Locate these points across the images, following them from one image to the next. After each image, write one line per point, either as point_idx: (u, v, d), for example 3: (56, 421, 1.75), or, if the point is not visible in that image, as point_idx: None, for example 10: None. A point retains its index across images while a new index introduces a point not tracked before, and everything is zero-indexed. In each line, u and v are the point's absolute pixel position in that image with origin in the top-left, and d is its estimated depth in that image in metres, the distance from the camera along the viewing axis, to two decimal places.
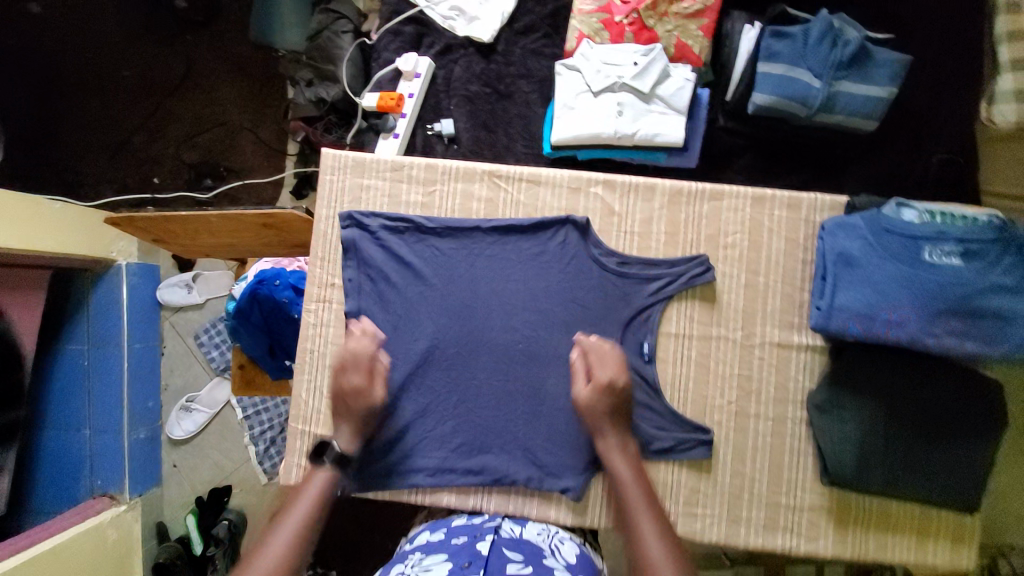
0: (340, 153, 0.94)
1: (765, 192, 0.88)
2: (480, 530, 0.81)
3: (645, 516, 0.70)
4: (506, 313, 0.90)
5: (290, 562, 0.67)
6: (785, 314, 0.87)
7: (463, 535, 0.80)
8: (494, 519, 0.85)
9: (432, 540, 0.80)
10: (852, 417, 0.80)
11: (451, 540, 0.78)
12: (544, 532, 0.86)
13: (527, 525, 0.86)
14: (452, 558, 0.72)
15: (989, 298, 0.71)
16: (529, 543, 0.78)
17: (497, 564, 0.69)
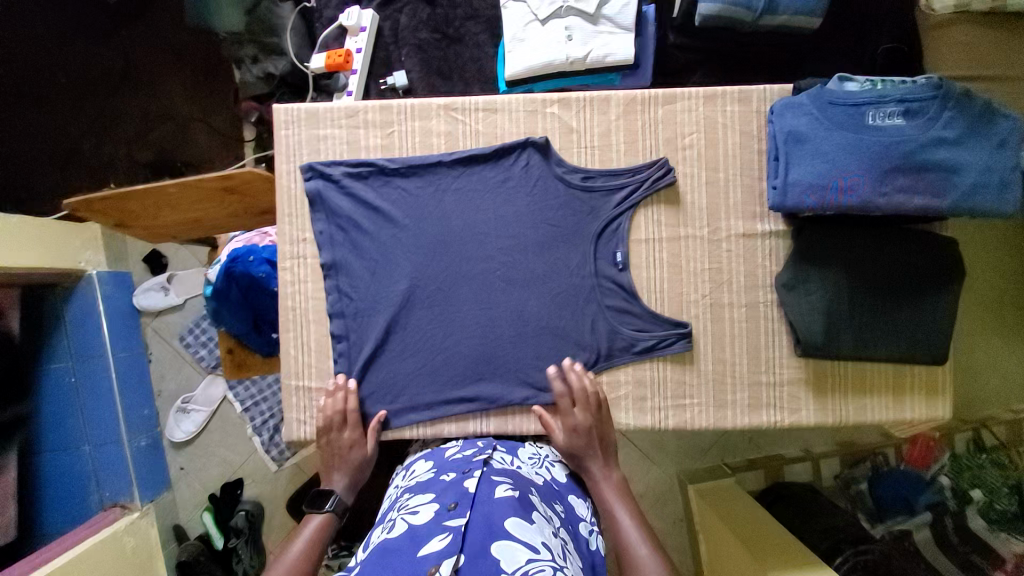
0: (292, 106, 0.94)
1: (715, 89, 0.90)
2: (468, 464, 0.80)
3: (621, 507, 0.78)
4: (480, 242, 0.91)
5: None
6: (748, 205, 0.90)
7: (452, 473, 0.79)
8: (484, 452, 0.82)
9: (422, 482, 0.79)
10: (817, 289, 0.85)
11: (439, 480, 0.77)
12: (536, 456, 0.87)
13: (518, 449, 0.86)
14: (440, 498, 0.70)
15: (930, 151, 0.75)
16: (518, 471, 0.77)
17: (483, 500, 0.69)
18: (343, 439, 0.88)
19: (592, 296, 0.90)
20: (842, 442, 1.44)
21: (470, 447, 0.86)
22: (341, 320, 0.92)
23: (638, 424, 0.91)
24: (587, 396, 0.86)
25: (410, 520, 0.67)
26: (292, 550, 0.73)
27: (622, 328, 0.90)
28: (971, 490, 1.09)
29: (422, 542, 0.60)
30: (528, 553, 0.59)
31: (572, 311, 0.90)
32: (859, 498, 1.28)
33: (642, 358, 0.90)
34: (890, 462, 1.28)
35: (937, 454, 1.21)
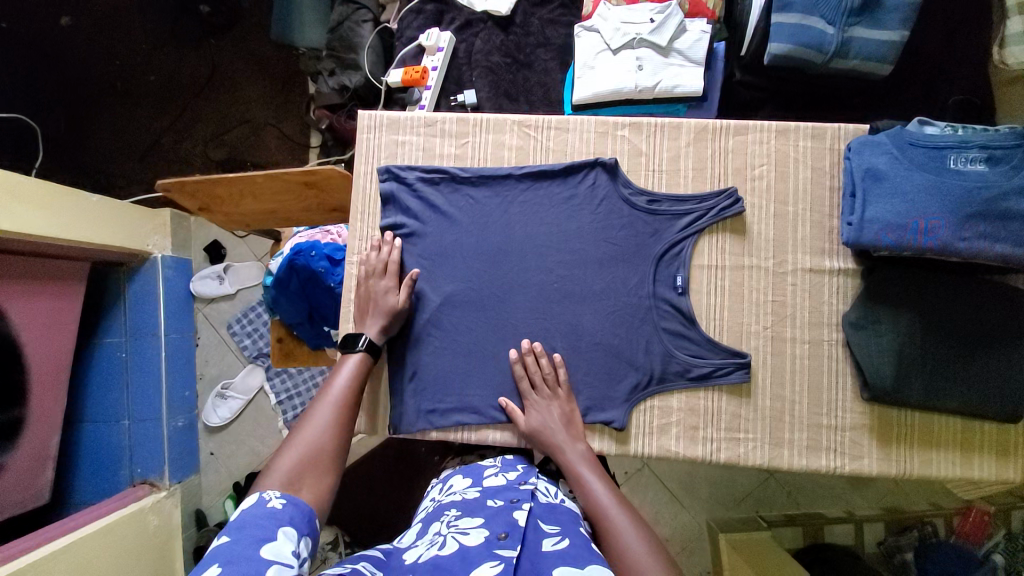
0: (375, 114, 0.99)
1: (789, 124, 0.91)
2: (515, 492, 0.76)
3: (588, 472, 0.78)
4: (541, 254, 0.93)
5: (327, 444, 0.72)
6: (816, 241, 0.89)
7: (498, 499, 0.75)
8: (529, 482, 0.80)
9: (467, 501, 0.75)
10: (888, 330, 0.82)
11: (485, 503, 0.74)
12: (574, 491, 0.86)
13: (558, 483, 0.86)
14: (488, 524, 0.67)
15: (1017, 200, 0.73)
16: (566, 513, 0.73)
17: (533, 541, 0.66)
18: (381, 285, 0.89)
19: (649, 318, 0.90)
20: (888, 506, 1.37)
21: (511, 470, 0.85)
22: None
23: (687, 453, 0.88)
24: (543, 376, 0.87)
25: (459, 540, 0.64)
26: (333, 389, 0.79)
27: (678, 353, 0.89)
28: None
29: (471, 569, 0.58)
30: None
31: (627, 330, 0.90)
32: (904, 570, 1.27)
33: (696, 385, 0.88)
34: (940, 534, 1.28)
35: (990, 529, 1.25)
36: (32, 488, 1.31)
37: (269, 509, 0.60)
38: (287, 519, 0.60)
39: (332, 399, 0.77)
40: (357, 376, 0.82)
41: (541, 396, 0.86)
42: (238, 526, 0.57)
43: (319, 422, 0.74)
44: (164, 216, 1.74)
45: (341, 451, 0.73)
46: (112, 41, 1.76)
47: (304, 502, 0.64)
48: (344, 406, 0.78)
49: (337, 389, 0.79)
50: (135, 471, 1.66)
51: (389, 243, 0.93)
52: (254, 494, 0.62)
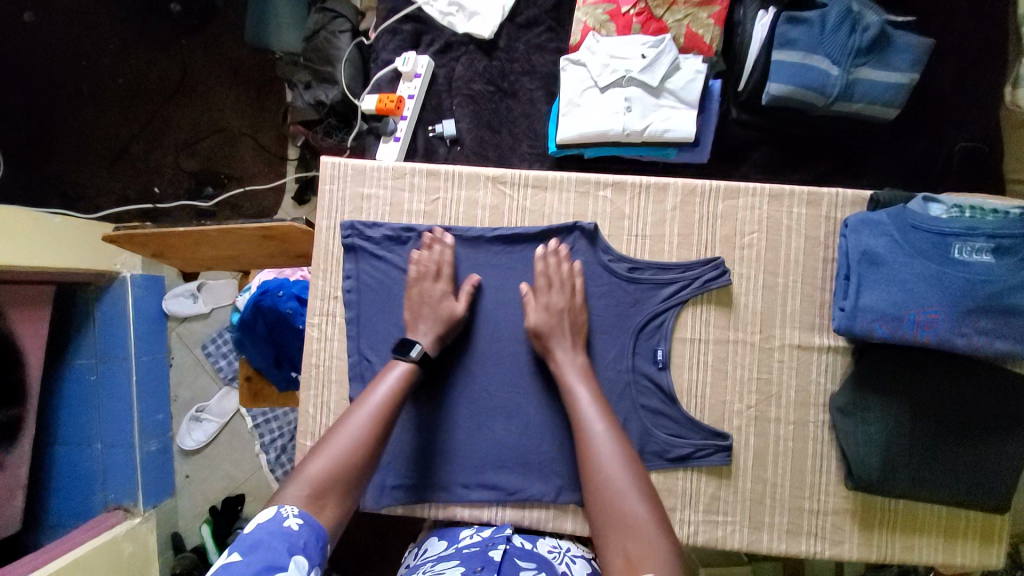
0: (339, 162, 0.91)
1: (783, 188, 0.84)
2: (491, 539, 0.79)
3: (585, 391, 0.74)
4: (514, 322, 0.87)
5: (357, 458, 0.65)
6: (806, 316, 0.84)
7: (474, 544, 0.78)
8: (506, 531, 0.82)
9: (442, 552, 0.77)
10: (877, 420, 0.78)
11: (460, 550, 0.77)
12: (557, 547, 0.82)
13: (539, 542, 0.83)
14: (464, 563, 0.71)
15: (1021, 296, 0.68)
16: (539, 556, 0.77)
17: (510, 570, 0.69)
18: (435, 290, 0.83)
19: (627, 394, 0.85)
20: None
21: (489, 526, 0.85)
22: (359, 384, 0.88)
23: None
24: (563, 278, 0.83)
25: None
26: (373, 399, 0.71)
27: (656, 433, 0.84)
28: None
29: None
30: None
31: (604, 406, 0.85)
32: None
33: (675, 466, 0.84)
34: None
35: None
36: (2, 517, 1.26)
37: (285, 531, 0.55)
38: (302, 547, 0.55)
39: (368, 409, 0.70)
40: (403, 388, 0.74)
41: (568, 347, 0.79)
42: (251, 545, 0.53)
43: (354, 432, 0.67)
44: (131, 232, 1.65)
45: (368, 468, 0.66)
46: (74, 45, 1.65)
47: (322, 523, 0.59)
48: (385, 421, 0.70)
49: (377, 397, 0.72)
50: (109, 496, 1.62)
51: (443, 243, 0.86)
52: (273, 507, 0.58)
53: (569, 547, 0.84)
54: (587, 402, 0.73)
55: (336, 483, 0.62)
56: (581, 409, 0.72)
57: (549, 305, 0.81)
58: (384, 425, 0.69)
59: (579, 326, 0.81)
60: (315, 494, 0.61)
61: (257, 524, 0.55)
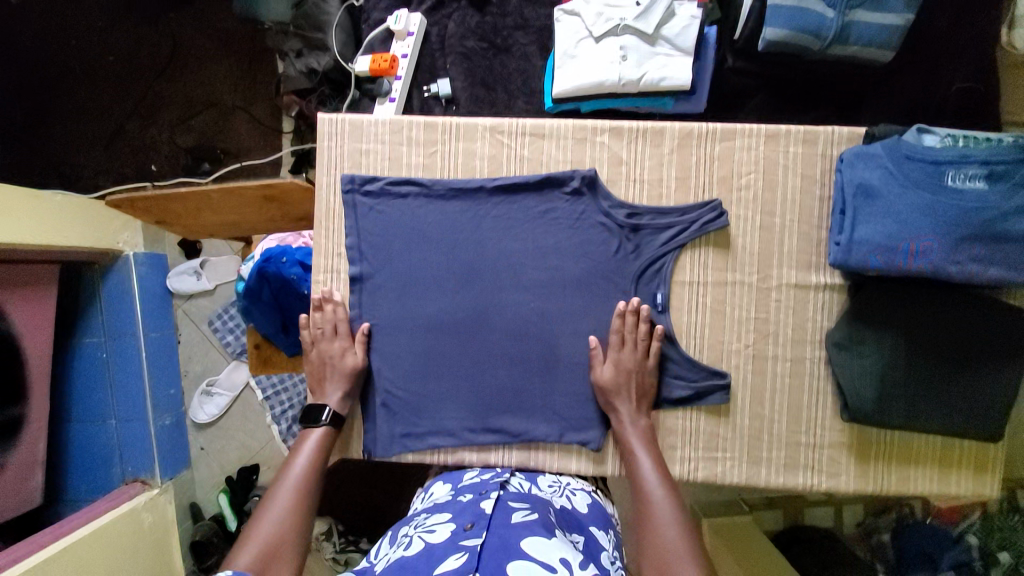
0: (336, 117, 0.90)
1: (779, 128, 0.84)
2: (486, 486, 0.82)
3: (642, 452, 0.81)
4: (515, 271, 0.88)
5: (285, 535, 0.69)
6: (803, 254, 0.85)
7: (469, 492, 0.80)
8: (502, 476, 0.85)
9: (439, 501, 0.80)
10: (873, 353, 0.79)
11: (456, 499, 0.79)
12: (557, 482, 0.87)
13: (540, 478, 0.87)
14: (456, 518, 0.73)
15: (1016, 220, 0.68)
16: (534, 497, 0.79)
17: (500, 519, 0.71)
18: (335, 347, 0.87)
19: (629, 336, 0.87)
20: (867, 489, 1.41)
21: (488, 471, 0.87)
22: (363, 337, 0.90)
23: (665, 471, 0.87)
24: (637, 338, 0.84)
25: (425, 539, 0.69)
26: (293, 475, 0.77)
27: (657, 375, 0.86)
28: (998, 554, 1.19)
29: (436, 560, 0.63)
30: (547, 567, 0.60)
31: (607, 350, 0.87)
32: (879, 549, 1.31)
33: (676, 404, 0.86)
34: (916, 514, 1.29)
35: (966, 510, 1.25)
36: (21, 495, 1.29)
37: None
38: None
39: (289, 486, 0.75)
40: (317, 457, 0.81)
41: (631, 409, 0.83)
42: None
43: (278, 509, 0.72)
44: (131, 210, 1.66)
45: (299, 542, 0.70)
46: (63, 22, 1.63)
47: None
48: (306, 495, 0.76)
49: (295, 472, 0.78)
50: (127, 469, 1.66)
51: (333, 301, 0.89)
52: None
53: (569, 482, 0.88)
54: (647, 465, 0.79)
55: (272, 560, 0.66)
56: (640, 469, 0.78)
57: (619, 364, 0.84)
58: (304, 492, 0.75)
59: (647, 388, 0.85)
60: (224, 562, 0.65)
61: None
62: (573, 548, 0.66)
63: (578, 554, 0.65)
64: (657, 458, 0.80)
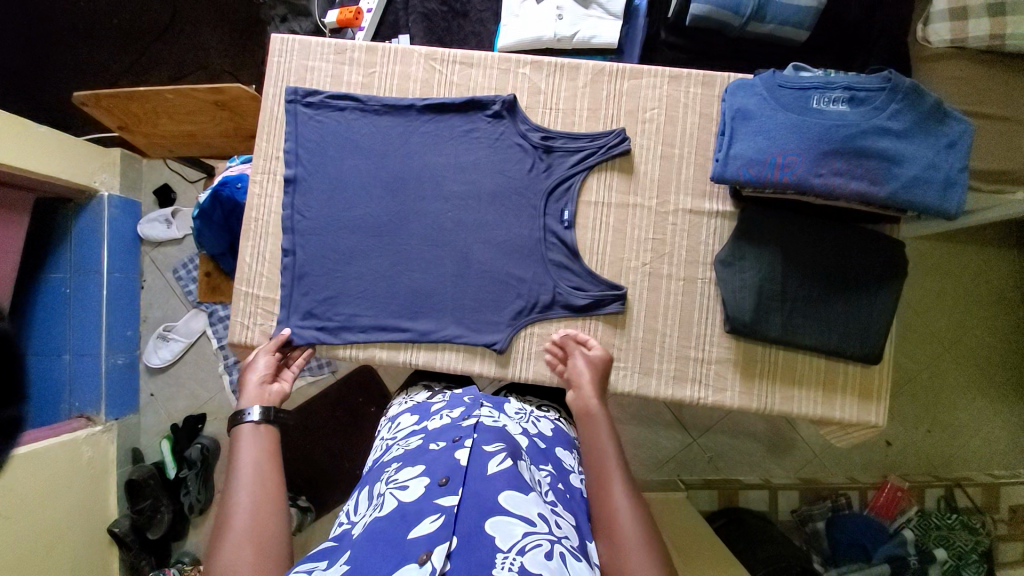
0: (288, 37, 1.00)
1: (681, 70, 0.94)
2: (457, 433, 0.76)
3: (600, 425, 0.78)
4: (437, 182, 0.96)
5: (265, 506, 0.68)
6: (699, 184, 0.93)
7: (440, 440, 0.76)
8: (472, 416, 0.81)
9: (410, 449, 0.77)
10: (751, 268, 0.86)
11: (427, 448, 0.75)
12: (522, 411, 0.90)
13: (505, 406, 0.88)
14: (429, 471, 0.68)
15: (871, 139, 0.77)
16: (510, 441, 0.75)
17: (476, 472, 0.67)
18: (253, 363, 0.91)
19: (538, 249, 0.93)
20: (806, 477, 1.45)
21: (457, 405, 0.87)
22: (290, 236, 0.96)
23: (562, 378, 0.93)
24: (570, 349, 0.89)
25: (398, 496, 0.66)
26: (242, 464, 0.73)
27: (558, 286, 0.93)
28: (935, 549, 1.28)
29: (412, 524, 0.60)
30: (526, 525, 0.60)
31: (515, 260, 0.94)
32: (814, 537, 1.37)
33: (576, 313, 0.92)
34: (854, 504, 1.38)
35: (902, 505, 1.35)
36: None
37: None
38: None
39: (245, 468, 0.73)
40: (263, 440, 0.79)
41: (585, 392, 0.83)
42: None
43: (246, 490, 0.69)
44: (113, 155, 1.74)
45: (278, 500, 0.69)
46: None
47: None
48: (266, 467, 0.74)
49: (243, 461, 0.74)
50: (73, 404, 1.67)
51: (296, 308, 0.96)
52: None
53: (533, 411, 0.93)
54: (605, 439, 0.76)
55: (266, 524, 0.65)
56: (596, 439, 0.76)
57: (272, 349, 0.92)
58: (266, 459, 0.75)
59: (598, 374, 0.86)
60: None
61: None
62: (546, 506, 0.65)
63: (550, 511, 0.65)
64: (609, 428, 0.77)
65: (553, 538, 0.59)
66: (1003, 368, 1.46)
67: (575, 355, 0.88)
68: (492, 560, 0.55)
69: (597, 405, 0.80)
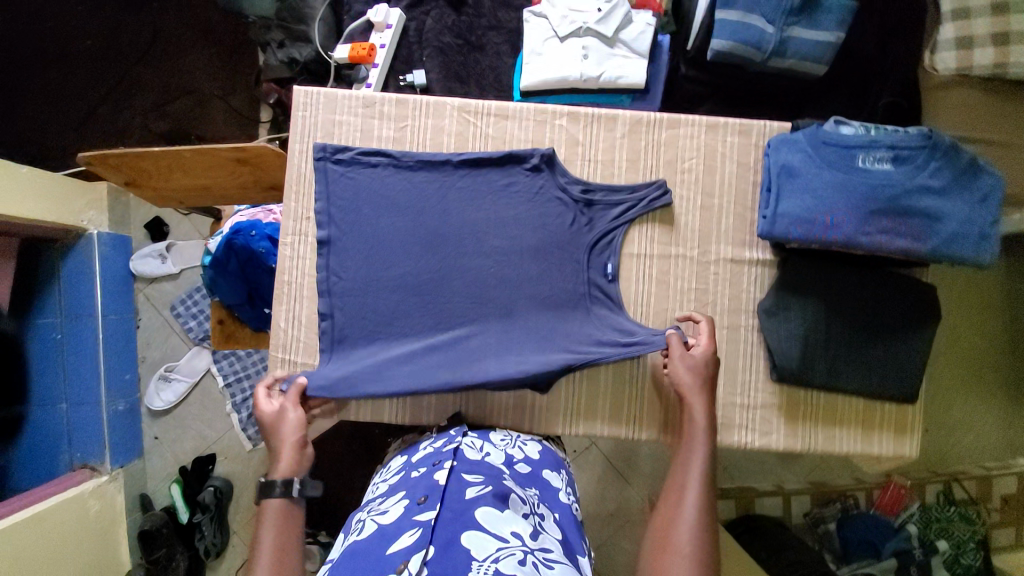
0: (311, 90, 0.96)
1: (718, 120, 0.94)
2: (438, 457, 0.77)
3: (702, 443, 0.79)
4: (478, 239, 0.94)
5: None
6: (738, 233, 0.94)
7: (422, 467, 0.77)
8: (454, 441, 0.81)
9: (393, 483, 0.77)
10: (795, 317, 0.88)
11: (409, 476, 0.76)
12: (508, 436, 0.90)
13: (491, 434, 0.89)
14: (409, 494, 0.69)
15: (915, 198, 0.79)
16: (487, 466, 0.75)
17: (455, 491, 0.67)
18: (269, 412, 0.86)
19: (583, 303, 0.93)
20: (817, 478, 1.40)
21: (441, 436, 0.86)
22: (327, 299, 0.93)
23: (611, 430, 0.93)
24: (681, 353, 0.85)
25: (378, 520, 0.66)
26: (265, 550, 0.69)
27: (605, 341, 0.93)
28: (937, 542, 1.23)
29: (391, 541, 0.60)
30: (501, 540, 0.59)
31: (562, 314, 0.93)
32: (826, 538, 1.32)
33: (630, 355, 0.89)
34: (861, 506, 1.32)
35: (906, 501, 1.30)
36: None
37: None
38: None
39: (270, 555, 0.69)
40: (287, 515, 0.75)
41: (700, 403, 0.82)
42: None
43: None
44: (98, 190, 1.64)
45: None
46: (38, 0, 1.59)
47: None
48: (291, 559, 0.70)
49: (265, 544, 0.70)
50: (75, 455, 1.57)
51: (340, 375, 0.94)
52: None
53: (522, 434, 0.93)
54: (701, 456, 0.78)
55: None
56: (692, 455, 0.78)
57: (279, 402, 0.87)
58: (286, 532, 0.72)
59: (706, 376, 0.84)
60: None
61: None
62: (525, 519, 0.64)
63: (529, 525, 0.64)
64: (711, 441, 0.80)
65: (527, 548, 0.59)
66: (998, 365, 1.31)
67: (677, 355, 0.85)
68: (467, 569, 0.55)
69: (700, 418, 0.81)
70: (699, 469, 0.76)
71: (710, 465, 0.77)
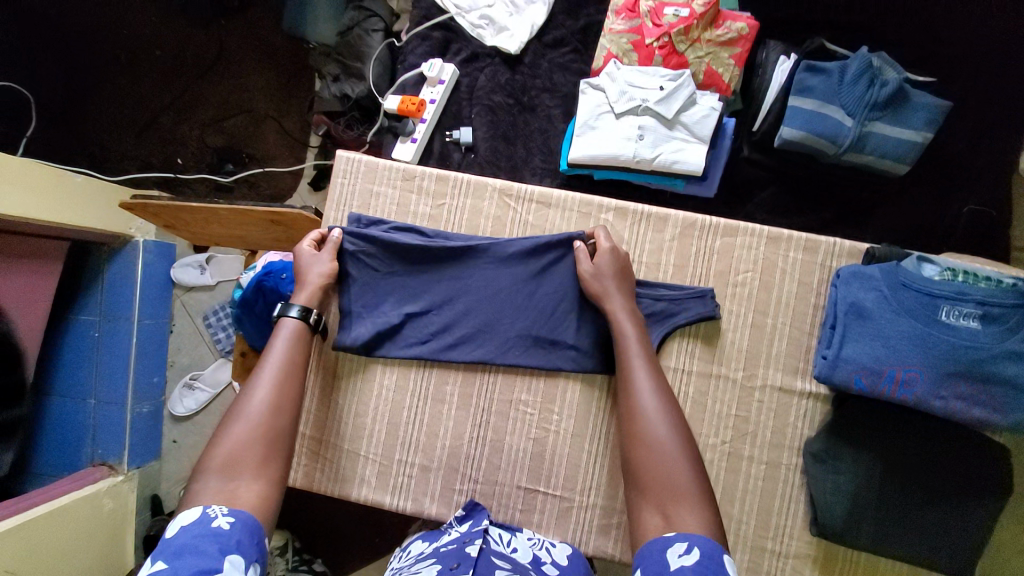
0: (354, 157, 0.93)
1: (781, 232, 0.86)
2: (468, 536, 0.77)
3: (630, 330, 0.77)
4: (503, 335, 0.88)
5: (268, 427, 0.69)
6: (790, 358, 0.85)
7: (451, 542, 0.76)
8: (484, 524, 0.80)
9: (420, 556, 0.75)
10: (847, 470, 0.79)
11: (439, 549, 0.75)
12: (534, 539, 0.84)
13: (517, 533, 0.84)
14: (441, 560, 0.70)
15: (1001, 364, 0.70)
16: (515, 558, 0.74)
17: (486, 567, 0.67)
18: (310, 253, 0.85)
19: (607, 413, 0.87)
20: None
21: (469, 520, 0.83)
22: None
23: (625, 556, 0.85)
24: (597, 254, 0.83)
25: None
26: (275, 359, 0.74)
27: None
28: None
29: None
30: None
31: (580, 421, 0.87)
32: None
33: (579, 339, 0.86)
34: None
35: None
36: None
37: (214, 530, 0.56)
38: (234, 545, 0.56)
39: (275, 364, 0.74)
40: (302, 340, 0.77)
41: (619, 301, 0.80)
42: (177, 551, 0.53)
43: (263, 392, 0.71)
44: None
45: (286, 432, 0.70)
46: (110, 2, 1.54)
47: (255, 518, 0.61)
48: (291, 383, 0.73)
49: (276, 357, 0.74)
50: (97, 452, 1.40)
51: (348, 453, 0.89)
52: (198, 507, 0.59)
53: (547, 536, 0.86)
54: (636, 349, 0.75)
55: (247, 457, 0.65)
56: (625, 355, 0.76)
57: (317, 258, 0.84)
58: (296, 370, 0.74)
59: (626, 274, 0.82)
60: (231, 477, 0.63)
61: (183, 528, 0.56)
62: None
63: None
64: (649, 356, 0.75)
65: None
66: None
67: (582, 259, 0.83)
68: None
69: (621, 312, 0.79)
70: (648, 403, 0.70)
71: (666, 394, 0.71)
